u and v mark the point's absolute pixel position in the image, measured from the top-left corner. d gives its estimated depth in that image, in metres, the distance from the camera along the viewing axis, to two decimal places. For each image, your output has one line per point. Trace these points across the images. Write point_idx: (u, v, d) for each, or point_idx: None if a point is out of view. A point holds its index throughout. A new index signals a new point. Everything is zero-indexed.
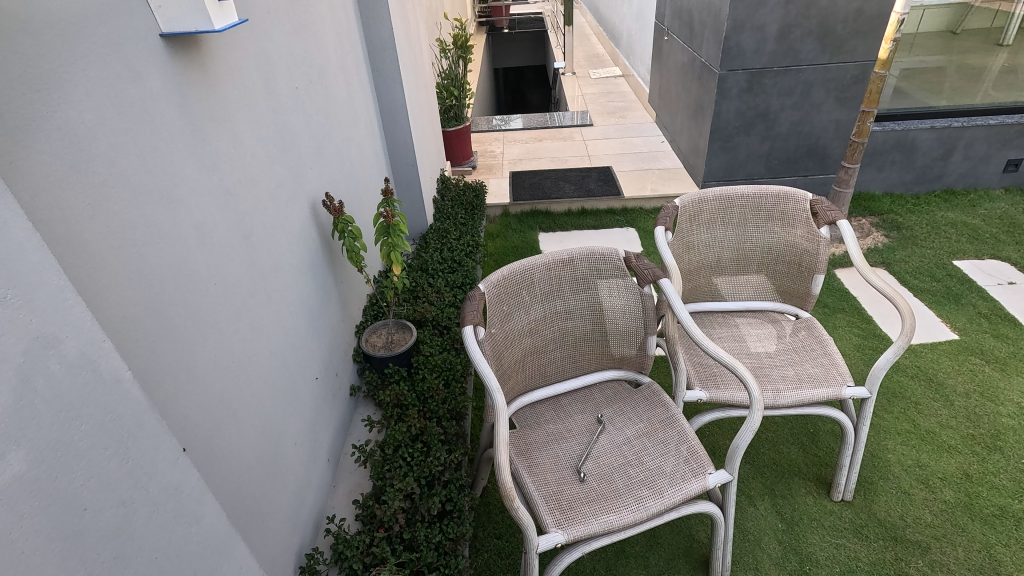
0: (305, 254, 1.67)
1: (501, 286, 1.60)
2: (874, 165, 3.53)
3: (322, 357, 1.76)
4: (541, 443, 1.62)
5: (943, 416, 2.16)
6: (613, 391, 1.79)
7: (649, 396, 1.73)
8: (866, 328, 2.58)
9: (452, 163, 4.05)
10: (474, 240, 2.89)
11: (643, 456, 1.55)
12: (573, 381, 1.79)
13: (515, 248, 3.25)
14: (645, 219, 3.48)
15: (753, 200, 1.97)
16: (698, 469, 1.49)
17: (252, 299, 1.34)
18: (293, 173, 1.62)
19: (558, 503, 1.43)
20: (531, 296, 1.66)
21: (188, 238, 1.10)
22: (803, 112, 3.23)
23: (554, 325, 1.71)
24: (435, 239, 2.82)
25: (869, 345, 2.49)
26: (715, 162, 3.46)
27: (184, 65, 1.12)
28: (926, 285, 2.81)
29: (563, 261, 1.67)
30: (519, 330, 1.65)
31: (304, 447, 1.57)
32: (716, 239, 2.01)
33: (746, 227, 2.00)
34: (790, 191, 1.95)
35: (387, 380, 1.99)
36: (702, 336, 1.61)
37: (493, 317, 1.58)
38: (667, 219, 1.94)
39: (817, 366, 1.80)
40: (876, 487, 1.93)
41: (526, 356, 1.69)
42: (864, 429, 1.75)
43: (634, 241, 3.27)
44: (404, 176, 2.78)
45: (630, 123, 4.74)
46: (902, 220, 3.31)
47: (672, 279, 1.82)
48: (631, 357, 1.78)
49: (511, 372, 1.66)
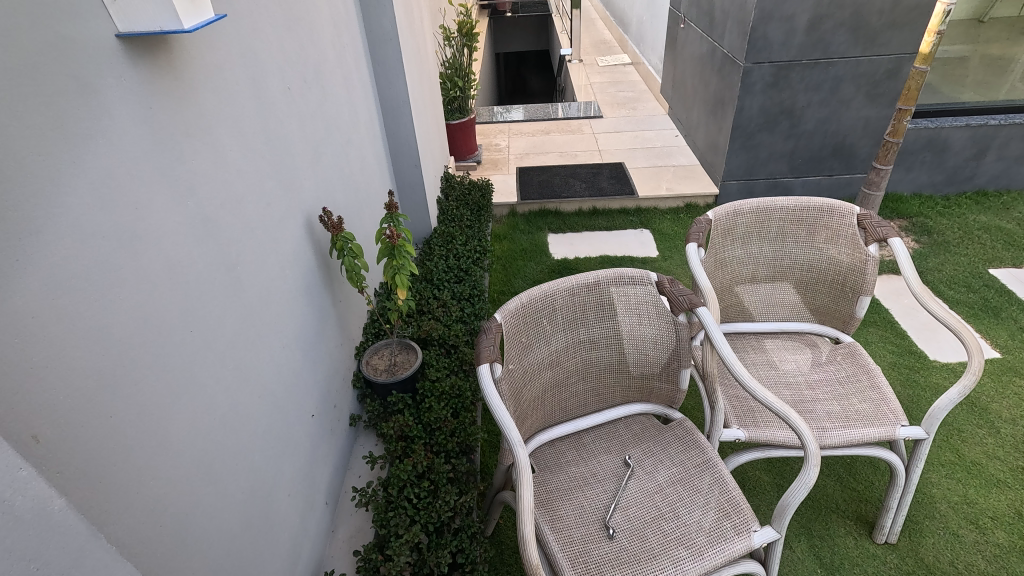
0: (300, 277, 1.49)
1: (520, 315, 1.42)
2: (903, 165, 3.34)
3: (320, 389, 1.59)
4: (562, 490, 1.45)
5: (988, 446, 2.00)
6: (640, 427, 1.62)
7: (680, 434, 1.57)
8: (901, 345, 2.42)
9: (456, 157, 3.85)
10: (481, 246, 2.70)
11: (678, 508, 1.39)
12: (595, 416, 1.62)
13: (524, 252, 3.08)
14: (660, 220, 3.30)
15: (793, 213, 1.79)
16: (741, 526, 1.33)
17: (238, 341, 1.16)
18: (285, 187, 1.43)
19: (585, 565, 1.27)
20: (553, 325, 1.49)
21: (159, 280, 0.92)
22: (831, 109, 3.03)
23: (577, 356, 1.54)
24: (440, 245, 2.64)
25: (906, 363, 2.34)
26: (735, 161, 3.26)
27: (149, 73, 0.92)
28: (962, 296, 2.65)
29: (588, 286, 1.49)
30: (538, 363, 1.48)
31: (299, 496, 1.40)
32: (751, 255, 1.84)
33: (784, 242, 1.82)
34: (834, 203, 1.77)
35: (390, 409, 1.82)
36: (746, 374, 1.44)
37: (513, 351, 1.41)
38: (700, 234, 1.76)
39: (865, 401, 1.63)
40: (921, 527, 1.79)
41: (546, 391, 1.52)
42: (917, 472, 1.59)
43: (649, 245, 3.10)
44: (406, 177, 2.58)
45: (641, 115, 4.53)
46: (933, 224, 3.14)
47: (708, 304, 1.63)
48: (660, 390, 1.62)
49: (531, 408, 1.49)
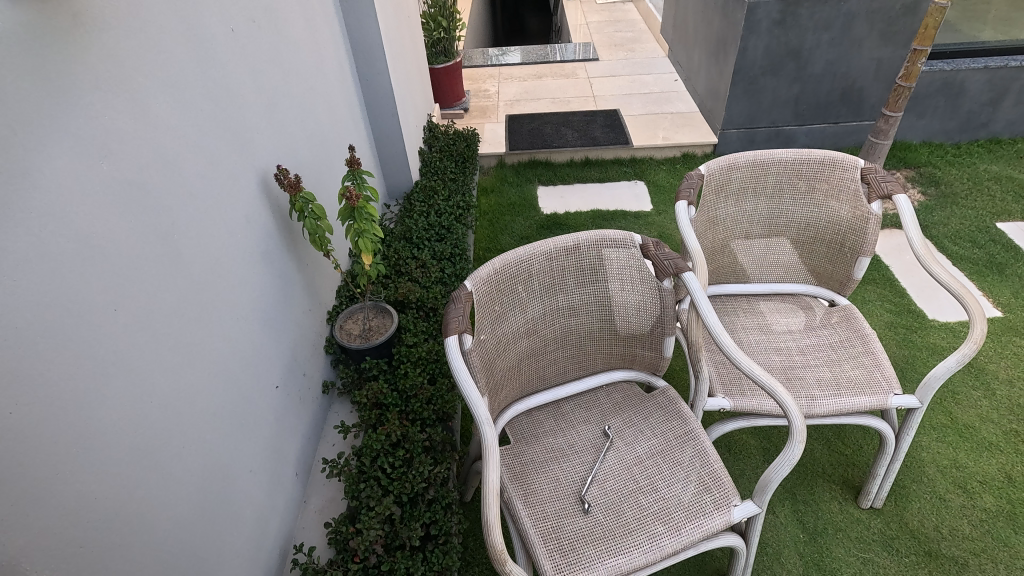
0: (257, 242, 1.39)
1: (492, 282, 1.33)
2: (915, 111, 3.15)
3: (286, 358, 1.51)
4: (537, 462, 1.40)
5: (983, 408, 1.95)
6: (622, 395, 1.55)
7: (662, 403, 1.50)
8: (900, 303, 2.34)
9: (442, 105, 3.65)
10: (465, 200, 2.58)
11: (656, 481, 1.34)
12: (575, 384, 1.56)
13: (512, 206, 2.95)
14: (655, 171, 3.15)
15: (792, 167, 1.66)
16: (721, 500, 1.28)
17: (179, 315, 1.08)
18: (233, 144, 1.30)
19: (558, 542, 1.23)
20: (530, 292, 1.39)
21: (66, 257, 0.83)
22: (841, 50, 2.82)
23: (556, 324, 1.46)
24: (421, 200, 2.51)
25: (903, 323, 2.26)
26: (736, 108, 3.08)
27: (38, 13, 0.79)
28: (966, 252, 2.54)
29: (567, 250, 1.39)
30: (513, 332, 1.40)
31: (263, 470, 1.35)
32: (745, 213, 1.73)
33: (781, 198, 1.70)
34: (837, 156, 1.64)
35: (365, 376, 1.76)
36: (733, 347, 1.36)
37: (484, 321, 1.32)
38: (691, 190, 1.63)
39: (857, 367, 1.55)
40: (908, 491, 1.75)
41: (522, 360, 1.45)
42: (907, 440, 1.53)
43: (643, 199, 2.96)
44: (384, 128, 2.42)
45: (639, 57, 4.27)
46: (941, 174, 2.99)
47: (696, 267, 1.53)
48: (643, 358, 1.54)
49: (506, 379, 1.42)
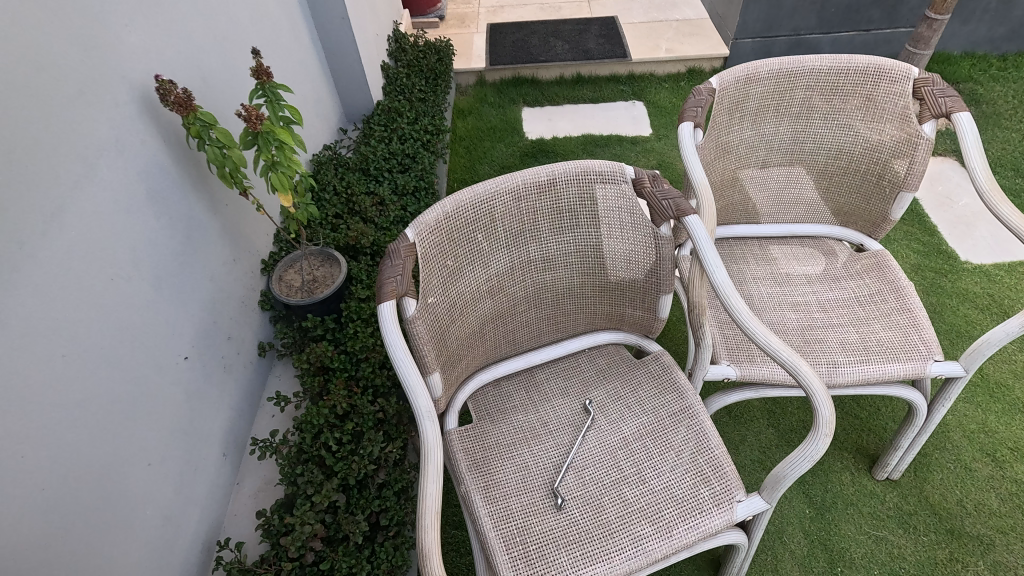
0: (141, 179, 1.08)
1: (442, 230, 1.04)
2: (959, 16, 2.72)
3: (201, 321, 1.25)
4: (503, 445, 1.17)
5: (1019, 364, 1.72)
6: (609, 360, 1.30)
7: (654, 371, 1.25)
8: (928, 243, 2.05)
9: (414, 12, 3.17)
10: (435, 123, 2.22)
11: (645, 469, 1.11)
12: (553, 348, 1.30)
13: (492, 131, 2.59)
14: (656, 90, 2.76)
15: (827, 78, 1.32)
16: (722, 495, 1.06)
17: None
18: (85, 42, 0.96)
19: (524, 547, 1.02)
20: (492, 241, 1.11)
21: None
22: None
23: (526, 280, 1.18)
24: (383, 123, 2.16)
25: (932, 266, 1.99)
26: (753, 12, 2.64)
27: None
28: (1007, 182, 2.22)
29: (539, 187, 1.09)
30: (473, 291, 1.12)
31: (170, 459, 1.12)
32: (763, 138, 1.41)
33: (809, 119, 1.38)
34: (885, 63, 1.30)
35: (308, 336, 1.50)
36: (746, 311, 1.04)
37: (433, 279, 1.05)
38: (700, 109, 1.30)
39: (890, 326, 1.30)
40: (929, 460, 1.55)
41: (486, 324, 1.18)
42: (941, 410, 1.30)
43: (642, 122, 2.60)
44: (333, 35, 2.02)
45: None
46: (983, 91, 2.61)
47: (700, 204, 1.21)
48: (635, 318, 1.27)
49: (465, 347, 1.16)
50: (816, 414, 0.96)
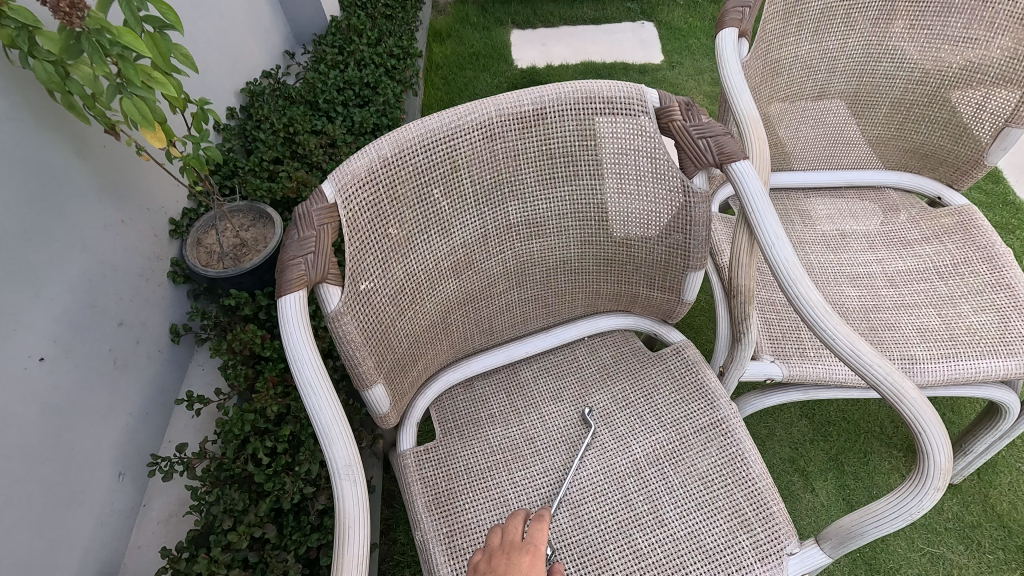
0: None
1: (378, 184, 0.71)
2: None
3: (68, 307, 0.93)
4: (475, 471, 0.88)
5: None
6: (615, 352, 1.00)
7: (673, 369, 0.95)
8: (993, 193, 1.72)
9: None
10: (404, 45, 1.82)
11: (662, 507, 0.84)
12: (543, 338, 1.00)
13: (474, 58, 2.18)
14: (669, 7, 2.33)
15: None
16: (766, 546, 0.79)
17: None
18: None
19: None
20: (455, 198, 0.78)
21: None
22: None
23: (505, 251, 0.86)
24: (339, 45, 1.76)
25: (997, 221, 1.66)
26: None
27: None
28: None
29: (521, 119, 0.76)
30: (429, 269, 0.81)
31: (24, 496, 0.83)
32: (826, 54, 1.09)
33: (890, 30, 1.05)
34: None
35: (235, 315, 1.19)
36: (820, 304, 0.67)
37: (367, 255, 0.73)
38: (747, 9, 0.94)
39: (983, 308, 0.99)
40: (996, 459, 1.29)
41: (450, 311, 0.87)
42: None
43: (652, 46, 2.19)
44: None
45: None
46: None
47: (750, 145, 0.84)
48: (651, 300, 0.96)
49: (422, 344, 0.86)
50: (922, 457, 0.65)
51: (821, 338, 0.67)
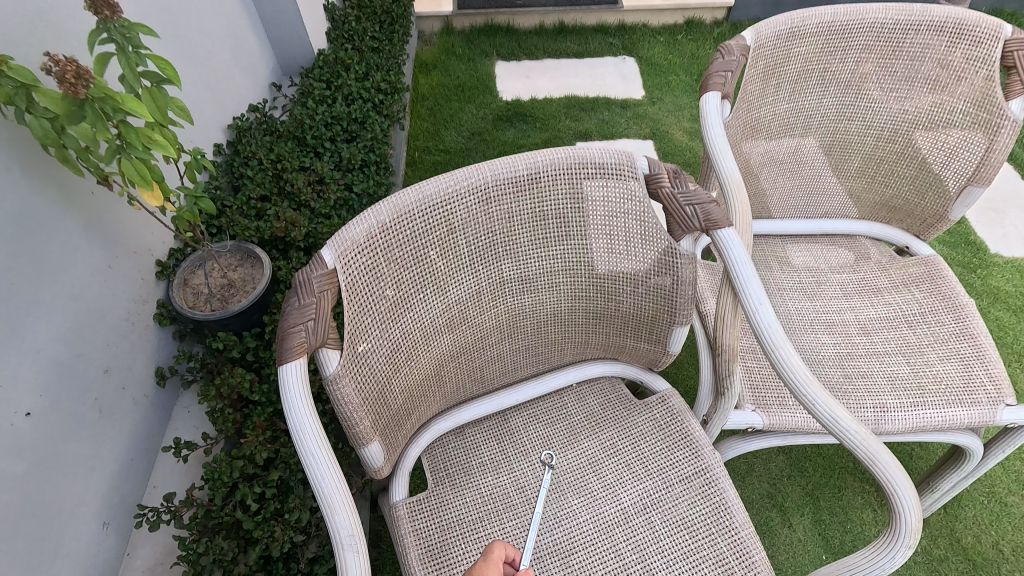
0: None
1: (375, 246, 0.73)
2: None
3: (49, 358, 0.91)
4: (466, 522, 0.90)
5: None
6: (602, 402, 1.02)
7: (659, 419, 0.98)
8: (955, 233, 1.81)
9: None
10: (391, 81, 1.84)
11: (650, 558, 0.86)
12: (531, 386, 1.01)
13: (460, 89, 2.22)
14: (650, 44, 2.41)
15: (890, 36, 1.03)
16: None
17: None
18: None
19: None
20: (450, 259, 0.80)
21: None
22: None
23: (498, 306, 0.88)
24: (324, 80, 1.77)
25: (958, 260, 1.75)
26: None
27: None
28: None
29: (515, 184, 0.79)
30: (424, 327, 0.82)
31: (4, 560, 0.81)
32: (801, 111, 1.12)
33: (862, 88, 1.08)
34: (968, 18, 1.00)
35: (223, 358, 1.19)
36: (800, 368, 0.72)
37: (365, 317, 0.74)
38: (730, 74, 0.99)
39: (948, 359, 1.04)
40: (962, 493, 1.35)
41: (444, 365, 0.89)
42: (997, 456, 1.07)
43: (633, 81, 2.26)
44: None
45: None
46: None
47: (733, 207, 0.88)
48: (637, 349, 0.99)
49: (416, 398, 0.87)
50: (894, 516, 0.70)
51: (803, 402, 0.72)
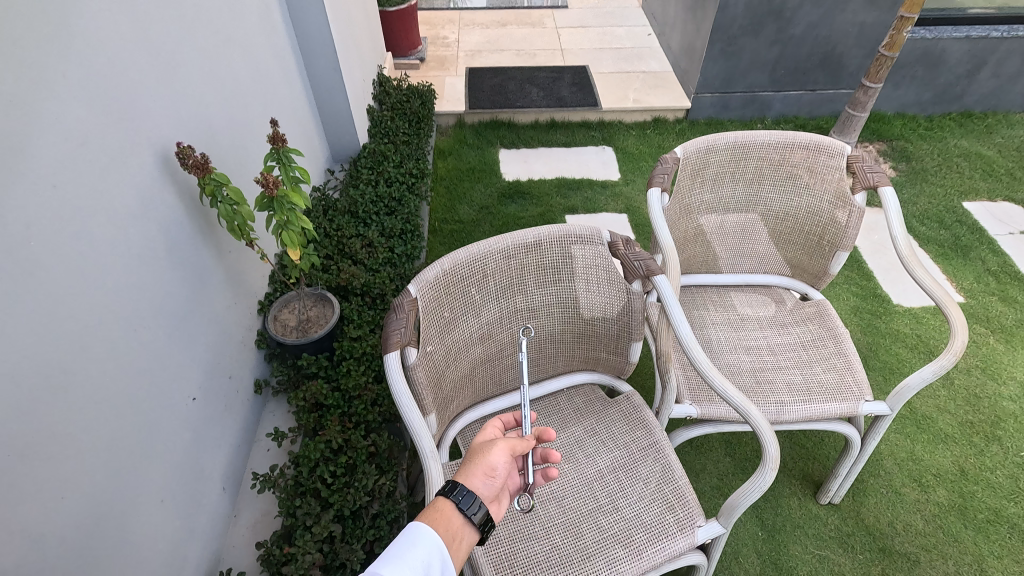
0: (157, 234, 1.15)
1: (440, 284, 1.16)
2: (892, 81, 2.96)
3: (202, 362, 1.31)
4: None
5: (941, 398, 1.94)
6: (584, 400, 1.43)
7: (626, 410, 1.39)
8: (866, 287, 2.28)
9: (395, 54, 3.32)
10: (420, 167, 2.35)
11: (618, 500, 1.24)
12: (534, 389, 1.43)
13: (471, 171, 2.74)
14: (625, 136, 2.97)
15: (775, 151, 1.52)
16: (685, 521, 1.21)
17: (44, 345, 0.87)
18: (113, 112, 1.03)
19: (510, 572, 1.13)
20: (484, 294, 1.24)
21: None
22: (823, 11, 2.66)
23: (512, 328, 1.31)
24: (369, 167, 2.27)
25: (868, 308, 2.21)
26: (712, 70, 2.88)
27: None
28: (933, 233, 2.48)
29: (527, 247, 1.23)
30: (465, 339, 1.25)
31: (175, 498, 1.18)
32: (721, 199, 1.60)
33: (760, 184, 1.57)
34: (823, 141, 1.50)
35: (302, 373, 1.59)
36: (706, 362, 1.25)
37: (432, 329, 1.17)
38: (665, 176, 1.48)
39: (829, 371, 1.47)
40: (866, 485, 1.74)
41: (475, 368, 1.31)
42: (872, 444, 1.48)
43: (611, 166, 2.80)
44: (323, 82, 2.13)
45: (610, 8, 4.00)
46: (913, 148, 2.88)
47: (668, 266, 1.40)
48: (608, 361, 1.41)
49: (457, 389, 1.28)
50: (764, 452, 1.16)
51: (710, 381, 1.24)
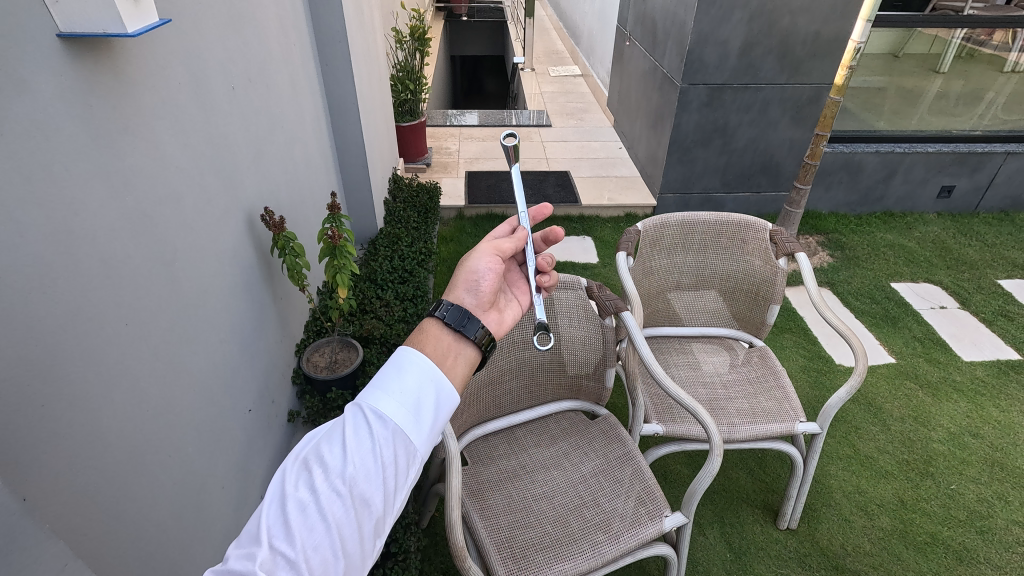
0: (240, 273, 1.48)
1: None
2: (822, 185, 3.55)
3: (258, 383, 1.59)
4: (492, 482, 1.53)
5: (880, 441, 2.23)
6: (569, 423, 1.71)
7: (604, 429, 1.68)
8: (811, 350, 2.64)
9: (406, 159, 3.89)
10: (427, 248, 2.75)
11: (599, 497, 1.50)
12: (528, 412, 1.72)
13: None
14: (602, 227, 3.45)
15: (714, 227, 1.94)
16: (655, 511, 1.46)
17: (176, 338, 1.17)
18: (227, 182, 1.41)
19: (510, 550, 1.36)
20: None
21: (80, 268, 0.90)
22: (760, 129, 3.27)
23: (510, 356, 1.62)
24: (385, 245, 2.68)
25: (814, 367, 2.55)
26: (673, 174, 3.44)
27: (92, 75, 0.93)
28: (866, 306, 2.89)
29: None
30: None
31: (233, 490, 1.40)
32: (677, 265, 1.99)
33: (706, 253, 1.97)
34: (750, 220, 1.94)
35: (329, 406, 1.84)
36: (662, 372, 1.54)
37: None
38: (630, 243, 1.88)
39: (771, 400, 1.79)
40: (819, 514, 1.98)
41: (480, 389, 1.60)
42: (813, 463, 1.76)
43: (590, 251, 3.25)
44: (353, 175, 2.59)
45: (587, 127, 4.72)
46: (846, 239, 3.39)
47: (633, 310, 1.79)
48: (588, 388, 1.73)
49: (464, 404, 1.56)
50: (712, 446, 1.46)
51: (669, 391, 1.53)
